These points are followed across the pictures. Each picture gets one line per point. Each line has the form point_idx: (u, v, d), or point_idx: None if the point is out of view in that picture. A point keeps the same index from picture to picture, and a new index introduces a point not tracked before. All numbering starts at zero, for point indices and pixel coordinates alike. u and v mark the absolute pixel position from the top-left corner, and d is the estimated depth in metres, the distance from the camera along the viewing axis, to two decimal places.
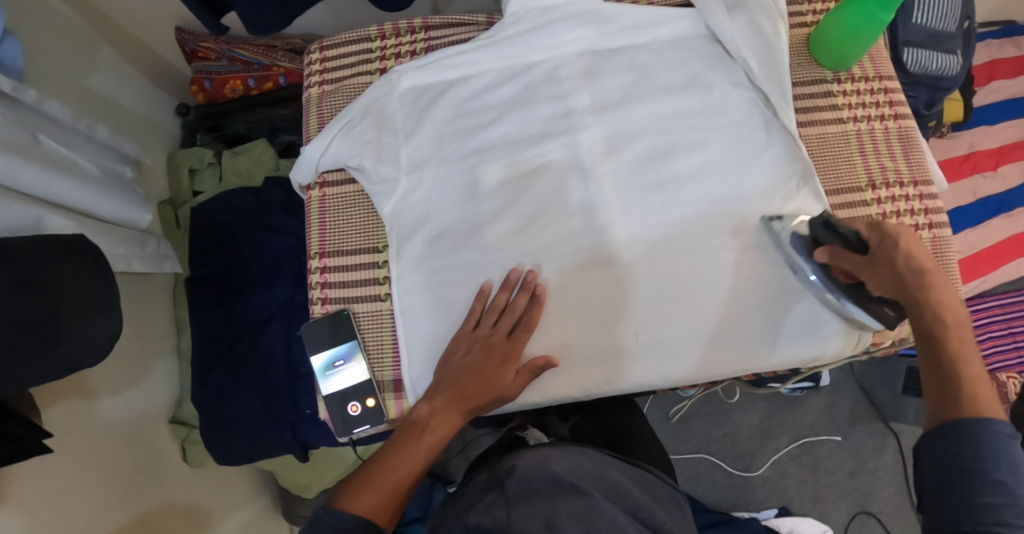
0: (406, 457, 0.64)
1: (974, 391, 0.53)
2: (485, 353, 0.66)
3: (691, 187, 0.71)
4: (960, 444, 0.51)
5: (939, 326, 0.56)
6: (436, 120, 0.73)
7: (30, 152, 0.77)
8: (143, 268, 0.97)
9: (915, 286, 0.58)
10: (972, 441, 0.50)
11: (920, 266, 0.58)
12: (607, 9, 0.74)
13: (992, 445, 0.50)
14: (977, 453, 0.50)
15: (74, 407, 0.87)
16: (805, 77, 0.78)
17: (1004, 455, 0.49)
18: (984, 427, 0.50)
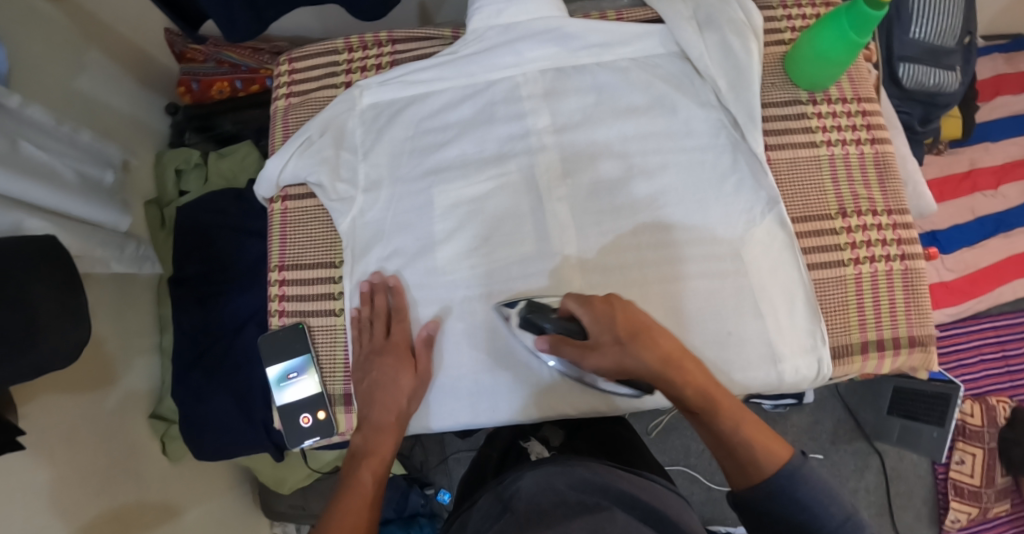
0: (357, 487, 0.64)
1: (759, 438, 0.58)
2: (382, 363, 0.67)
3: (648, 212, 0.71)
4: (789, 501, 0.56)
5: (695, 402, 0.59)
6: (393, 138, 0.73)
7: (9, 158, 0.80)
8: (122, 269, 0.99)
9: (642, 360, 0.59)
10: (791, 496, 0.56)
11: (636, 333, 0.59)
12: (571, 27, 0.72)
13: (804, 491, 0.56)
14: (797, 507, 0.56)
15: (50, 403, 0.89)
16: (778, 98, 0.76)
17: (813, 494, 0.56)
18: (791, 478, 0.56)
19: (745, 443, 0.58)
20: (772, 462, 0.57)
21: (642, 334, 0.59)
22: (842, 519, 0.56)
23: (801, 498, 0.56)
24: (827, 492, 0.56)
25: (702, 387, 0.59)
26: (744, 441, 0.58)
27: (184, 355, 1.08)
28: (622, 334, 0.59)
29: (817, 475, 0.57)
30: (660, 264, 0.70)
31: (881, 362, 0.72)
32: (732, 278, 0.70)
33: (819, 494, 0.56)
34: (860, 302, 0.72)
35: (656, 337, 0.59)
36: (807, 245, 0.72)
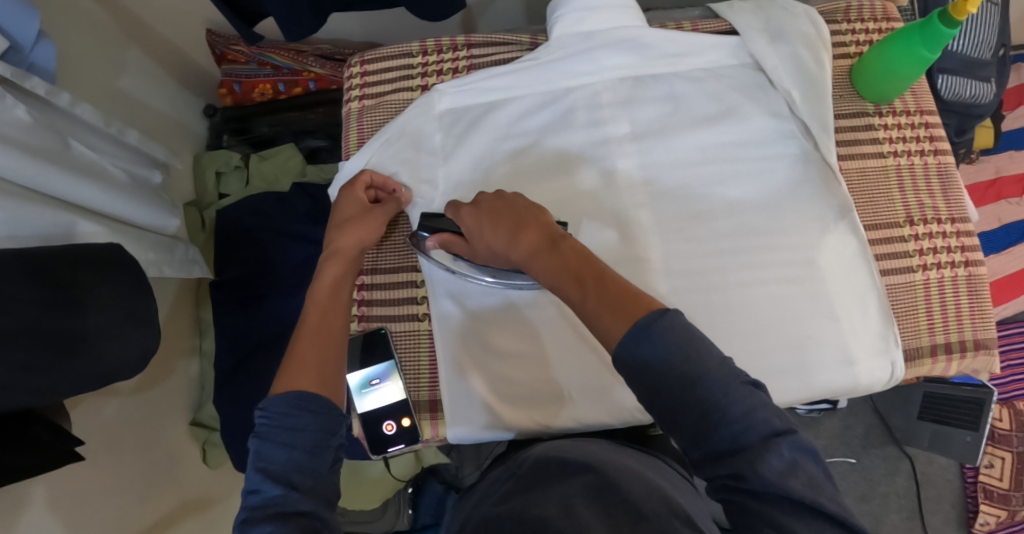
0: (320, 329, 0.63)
1: (611, 302, 0.49)
2: (349, 214, 0.72)
3: (724, 219, 0.73)
4: (644, 369, 0.46)
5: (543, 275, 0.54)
6: (473, 142, 0.76)
7: (60, 158, 0.78)
8: (172, 274, 0.97)
9: (510, 230, 0.57)
10: (643, 358, 0.46)
11: (484, 212, 0.60)
12: (648, 37, 0.77)
13: (660, 348, 0.45)
14: (652, 370, 0.45)
15: (94, 409, 0.87)
16: (847, 110, 0.79)
17: (670, 352, 0.45)
18: (640, 332, 0.46)
19: (597, 309, 0.49)
20: (619, 327, 0.47)
21: (512, 220, 0.57)
22: (702, 388, 0.44)
23: (658, 359, 0.45)
24: (682, 348, 0.45)
25: (557, 273, 0.53)
26: (599, 306, 0.49)
27: (227, 360, 1.06)
28: (504, 229, 0.57)
29: (680, 333, 0.46)
30: (739, 268, 0.72)
31: (948, 365, 0.74)
32: (808, 283, 0.72)
33: (681, 349, 0.45)
34: (928, 307, 0.74)
35: (525, 229, 0.57)
36: (879, 253, 0.74)
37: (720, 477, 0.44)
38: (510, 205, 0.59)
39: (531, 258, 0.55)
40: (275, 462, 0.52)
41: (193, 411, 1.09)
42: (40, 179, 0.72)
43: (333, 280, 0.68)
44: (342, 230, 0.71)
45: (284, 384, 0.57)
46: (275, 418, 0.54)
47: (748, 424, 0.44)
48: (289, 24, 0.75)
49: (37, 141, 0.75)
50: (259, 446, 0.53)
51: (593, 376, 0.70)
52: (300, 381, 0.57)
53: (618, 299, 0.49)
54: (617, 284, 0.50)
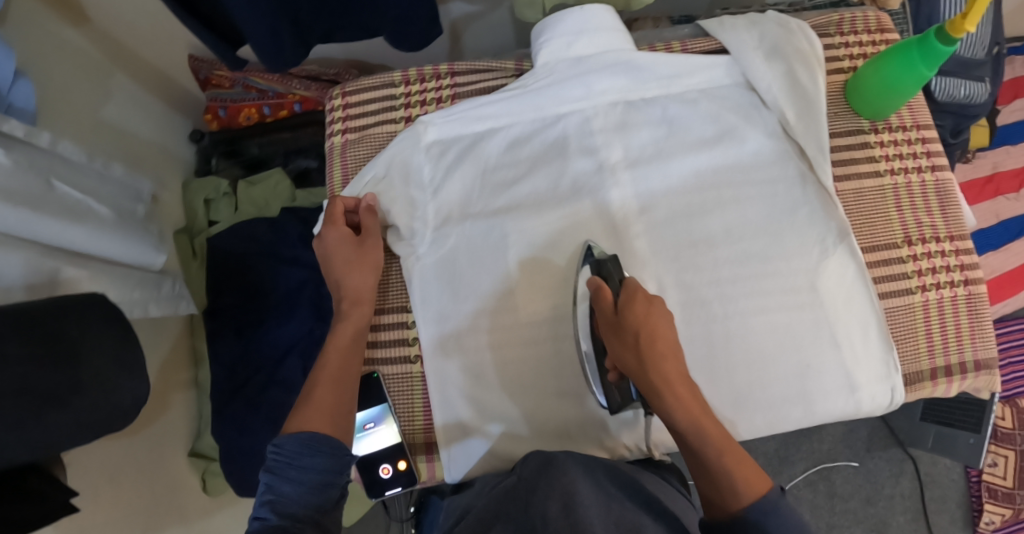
0: (335, 369, 0.66)
1: (740, 465, 0.56)
2: (354, 249, 0.72)
3: (723, 247, 0.72)
4: (759, 531, 0.53)
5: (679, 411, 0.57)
6: (462, 173, 0.75)
7: (44, 200, 0.74)
8: (158, 311, 0.95)
9: (662, 346, 0.59)
10: (766, 530, 0.53)
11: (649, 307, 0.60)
12: (641, 59, 0.76)
13: (778, 527, 0.53)
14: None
15: (92, 453, 0.85)
16: (841, 128, 0.78)
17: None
18: (767, 511, 0.54)
19: (726, 465, 0.56)
20: (750, 493, 0.55)
21: (657, 340, 0.59)
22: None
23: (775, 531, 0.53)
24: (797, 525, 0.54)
25: (693, 414, 0.57)
26: (723, 464, 0.56)
27: (222, 390, 1.04)
28: (642, 342, 0.59)
29: (796, 520, 0.54)
30: (739, 297, 0.71)
31: (950, 386, 0.73)
32: (810, 310, 0.71)
33: (795, 532, 0.53)
34: (928, 328, 0.73)
35: (671, 353, 0.59)
36: (877, 276, 0.73)
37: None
38: (664, 324, 0.60)
39: (665, 387, 0.57)
40: (285, 498, 0.53)
41: (191, 441, 1.08)
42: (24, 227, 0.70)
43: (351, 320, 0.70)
44: (348, 274, 0.71)
45: (298, 424, 0.59)
46: (288, 456, 0.56)
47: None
48: (272, 58, 0.73)
49: (19, 186, 0.72)
50: (270, 481, 0.55)
51: (585, 414, 0.70)
52: (312, 423, 0.59)
53: (751, 467, 0.56)
54: (740, 449, 0.57)
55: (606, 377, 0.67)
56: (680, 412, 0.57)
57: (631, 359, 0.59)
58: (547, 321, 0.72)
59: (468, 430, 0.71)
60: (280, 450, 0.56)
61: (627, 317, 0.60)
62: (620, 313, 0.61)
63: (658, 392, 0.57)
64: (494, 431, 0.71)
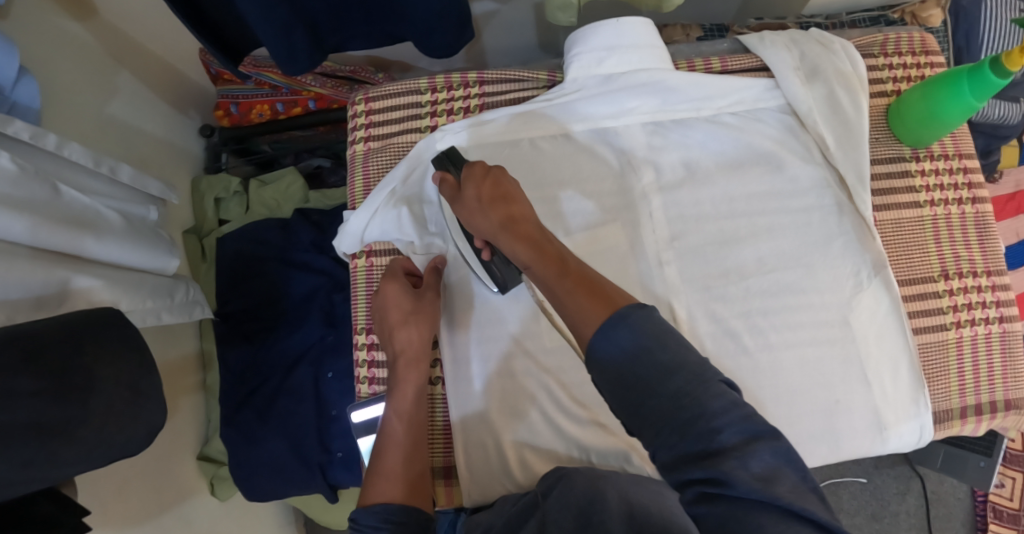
0: (392, 436, 0.65)
1: (582, 297, 0.46)
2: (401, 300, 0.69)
3: (753, 278, 0.71)
4: (614, 351, 0.43)
5: (493, 227, 0.56)
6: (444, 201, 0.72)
7: (48, 209, 0.71)
8: (172, 318, 0.93)
9: (492, 198, 0.58)
10: (612, 344, 0.43)
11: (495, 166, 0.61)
12: (674, 79, 0.72)
13: (628, 336, 0.43)
14: (613, 367, 0.43)
15: (104, 472, 0.84)
16: (882, 154, 0.75)
17: (638, 341, 0.42)
18: (614, 324, 0.43)
19: (569, 294, 0.47)
20: (591, 322, 0.44)
21: (501, 196, 0.58)
22: (671, 381, 0.41)
23: (629, 348, 0.42)
24: (655, 333, 0.43)
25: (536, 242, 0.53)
26: (568, 292, 0.47)
27: (231, 395, 1.03)
28: (485, 198, 0.58)
29: (654, 326, 0.43)
30: (770, 331, 0.70)
31: (978, 425, 0.72)
32: (841, 345, 0.69)
33: (649, 342, 0.42)
34: (960, 367, 0.71)
35: (508, 203, 0.57)
36: (912, 309, 0.71)
37: (691, 483, 0.40)
38: (503, 181, 0.59)
39: (504, 230, 0.55)
40: None
41: (199, 446, 1.08)
42: (10, 234, 0.66)
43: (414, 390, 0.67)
44: (397, 334, 0.68)
45: (369, 494, 0.61)
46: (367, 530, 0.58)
47: (718, 424, 0.40)
48: (287, 63, 0.70)
49: (21, 193, 0.68)
50: None
51: (610, 446, 0.68)
52: (387, 493, 0.60)
53: (585, 290, 0.47)
54: (587, 272, 0.49)
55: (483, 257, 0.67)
56: (522, 249, 0.53)
57: (477, 218, 0.58)
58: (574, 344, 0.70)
59: (487, 455, 0.69)
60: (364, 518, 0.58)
61: (467, 188, 0.60)
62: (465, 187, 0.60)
63: (501, 233, 0.55)
64: (517, 453, 0.69)
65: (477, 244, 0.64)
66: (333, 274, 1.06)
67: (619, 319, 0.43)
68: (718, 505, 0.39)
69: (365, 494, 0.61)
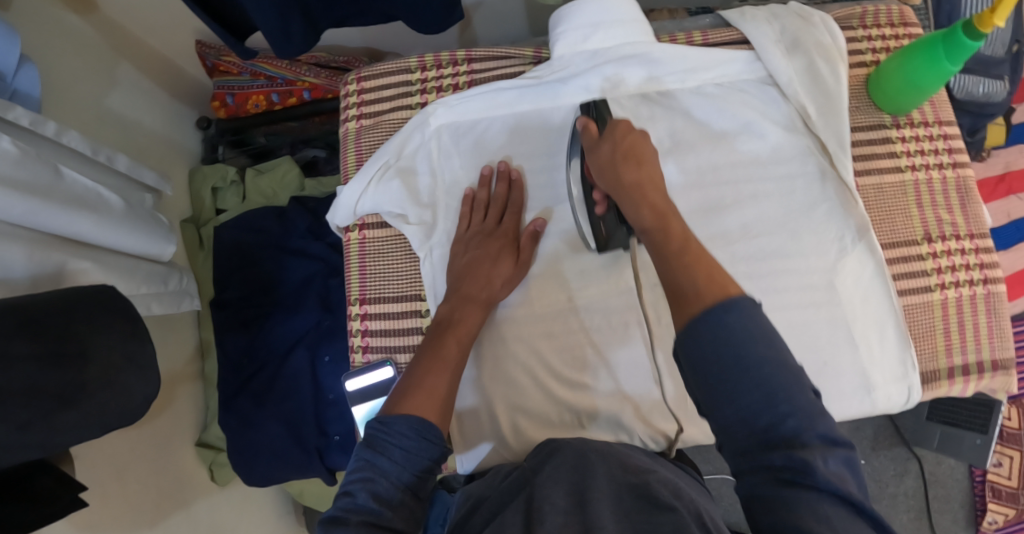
0: (442, 358, 0.62)
1: (697, 278, 0.49)
2: (488, 244, 0.70)
3: (740, 243, 0.72)
4: (718, 335, 0.45)
5: (627, 179, 0.60)
6: (440, 177, 0.75)
7: (51, 190, 0.73)
8: (162, 308, 0.95)
9: (624, 167, 0.61)
10: (723, 327, 0.45)
11: (636, 131, 0.63)
12: (658, 52, 0.74)
13: (737, 324, 0.45)
14: (723, 344, 0.44)
15: (98, 450, 0.84)
16: (863, 122, 0.77)
17: (746, 330, 0.44)
18: (727, 307, 0.45)
19: (686, 270, 0.50)
20: (706, 301, 0.46)
21: (635, 153, 0.62)
22: (769, 388, 0.44)
23: (735, 328, 0.44)
24: (763, 331, 0.45)
25: (659, 211, 0.57)
26: (688, 270, 0.50)
27: (229, 382, 1.04)
28: (620, 153, 0.62)
29: (762, 325, 0.45)
30: (758, 295, 0.71)
31: (966, 386, 0.72)
32: (827, 309, 0.70)
33: (756, 333, 0.44)
34: (946, 328, 0.72)
35: (641, 166, 0.61)
36: (896, 272, 0.73)
37: (768, 469, 0.43)
38: (643, 145, 0.62)
39: (632, 189, 0.59)
40: (382, 475, 0.51)
41: (197, 433, 1.08)
42: (10, 217, 0.67)
43: (474, 327, 0.66)
44: (470, 278, 0.68)
45: (401, 404, 0.56)
46: (397, 436, 0.53)
47: (805, 426, 0.43)
48: (280, 46, 0.71)
49: (26, 175, 0.70)
50: (371, 457, 0.52)
51: (603, 408, 0.70)
52: (424, 409, 0.56)
53: (705, 273, 0.49)
54: (709, 260, 0.50)
55: (594, 212, 0.68)
56: (646, 214, 0.57)
57: (609, 170, 0.62)
58: (566, 311, 0.72)
59: (480, 421, 0.71)
60: (391, 428, 0.53)
61: (606, 143, 0.63)
62: (603, 140, 0.64)
63: (628, 195, 0.59)
64: (508, 418, 0.70)
65: (596, 194, 0.66)
66: (329, 260, 1.08)
67: (729, 307, 0.45)
68: (793, 489, 0.41)
69: (392, 402, 0.57)
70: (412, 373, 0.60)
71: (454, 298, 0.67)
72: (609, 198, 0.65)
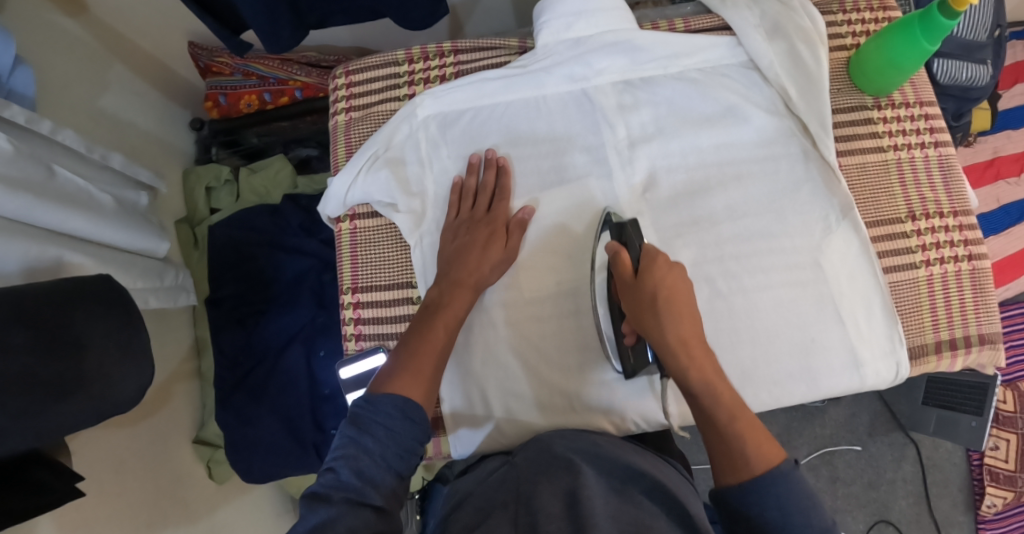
0: (429, 342, 0.63)
1: (754, 441, 0.54)
2: (477, 231, 0.71)
3: (725, 224, 0.73)
4: (771, 506, 0.51)
5: (670, 336, 0.57)
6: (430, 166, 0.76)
7: (45, 187, 0.74)
8: (159, 302, 0.95)
9: (664, 315, 0.58)
10: (773, 496, 0.51)
11: (674, 265, 0.61)
12: (640, 39, 0.76)
13: (782, 495, 0.51)
14: (777, 518, 0.51)
15: (95, 444, 0.85)
16: (844, 104, 0.78)
17: (791, 502, 0.51)
18: (775, 477, 0.52)
19: (739, 438, 0.54)
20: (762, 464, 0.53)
21: (675, 298, 0.59)
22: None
23: (785, 498, 0.51)
24: (809, 498, 0.52)
25: (705, 374, 0.56)
26: (736, 432, 0.54)
27: (225, 379, 1.05)
28: (661, 299, 0.59)
29: (804, 488, 0.52)
30: (744, 274, 0.72)
31: (954, 360, 0.73)
32: (813, 286, 0.71)
33: (802, 502, 0.51)
34: (932, 303, 0.73)
35: (680, 307, 0.59)
36: (880, 250, 0.73)
37: None
38: (683, 285, 0.60)
39: (681, 347, 0.57)
40: (365, 454, 0.51)
41: (195, 430, 1.09)
42: (5, 213, 0.68)
43: (462, 312, 0.67)
44: (460, 265, 0.69)
45: (387, 386, 0.57)
46: (381, 415, 0.54)
47: None
48: (269, 42, 0.73)
49: (20, 172, 0.71)
50: (354, 435, 0.53)
51: (593, 389, 0.70)
52: (409, 390, 0.57)
53: (756, 442, 0.54)
54: (751, 418, 0.55)
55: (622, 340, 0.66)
56: (694, 376, 0.56)
57: (648, 317, 0.59)
58: (555, 295, 0.72)
59: (472, 405, 0.72)
60: (375, 406, 0.54)
61: (645, 283, 0.60)
62: (641, 282, 0.60)
63: (672, 351, 0.57)
64: (500, 401, 0.71)
65: (625, 330, 0.64)
66: (323, 256, 1.09)
67: (780, 478, 0.52)
68: None
69: (378, 384, 0.58)
70: (399, 356, 0.61)
71: (443, 283, 0.68)
72: (639, 332, 0.64)
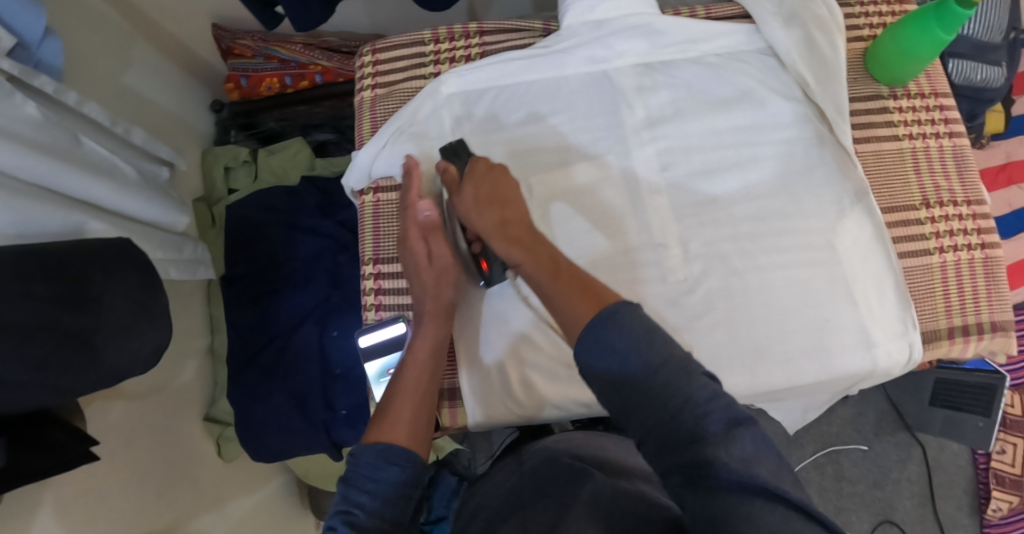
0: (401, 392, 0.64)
1: (579, 294, 0.53)
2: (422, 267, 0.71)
3: (741, 205, 0.74)
4: (610, 352, 0.47)
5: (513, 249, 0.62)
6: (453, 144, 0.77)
7: (71, 154, 0.75)
8: (178, 273, 0.96)
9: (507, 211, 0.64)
10: (608, 342, 0.47)
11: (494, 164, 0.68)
12: (661, 23, 0.77)
13: (619, 337, 0.47)
14: (609, 365, 0.47)
15: (107, 414, 0.84)
16: (862, 92, 0.79)
17: (627, 340, 0.47)
18: (605, 320, 0.48)
19: (567, 294, 0.54)
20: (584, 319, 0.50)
21: (496, 194, 0.65)
22: (679, 388, 0.44)
23: (620, 341, 0.47)
24: (643, 335, 0.47)
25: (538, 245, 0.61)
26: (564, 290, 0.55)
27: (238, 357, 1.06)
28: (482, 198, 0.65)
29: (641, 324, 0.48)
30: (759, 253, 0.72)
31: (965, 346, 0.73)
32: (827, 267, 0.72)
33: (639, 340, 0.47)
34: (945, 289, 0.74)
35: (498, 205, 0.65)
36: (896, 234, 0.74)
37: (679, 468, 0.42)
38: (502, 182, 0.66)
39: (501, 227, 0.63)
40: (359, 506, 0.52)
41: (206, 407, 1.09)
42: (35, 177, 0.69)
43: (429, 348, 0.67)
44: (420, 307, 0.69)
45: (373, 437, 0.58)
46: (365, 468, 0.54)
47: (705, 413, 0.43)
48: (299, 16, 0.74)
49: (47, 137, 0.72)
50: (345, 491, 0.53)
51: None
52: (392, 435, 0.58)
53: (585, 290, 0.53)
54: (584, 277, 0.56)
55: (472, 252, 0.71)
56: (517, 251, 0.61)
57: (475, 215, 0.65)
58: None
59: (490, 376, 0.72)
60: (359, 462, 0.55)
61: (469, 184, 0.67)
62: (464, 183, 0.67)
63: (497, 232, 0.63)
64: (517, 372, 0.72)
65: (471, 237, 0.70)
66: (338, 238, 1.10)
67: (613, 319, 0.49)
68: (704, 486, 0.41)
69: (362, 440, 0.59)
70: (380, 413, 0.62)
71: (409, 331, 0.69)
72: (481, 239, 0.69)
